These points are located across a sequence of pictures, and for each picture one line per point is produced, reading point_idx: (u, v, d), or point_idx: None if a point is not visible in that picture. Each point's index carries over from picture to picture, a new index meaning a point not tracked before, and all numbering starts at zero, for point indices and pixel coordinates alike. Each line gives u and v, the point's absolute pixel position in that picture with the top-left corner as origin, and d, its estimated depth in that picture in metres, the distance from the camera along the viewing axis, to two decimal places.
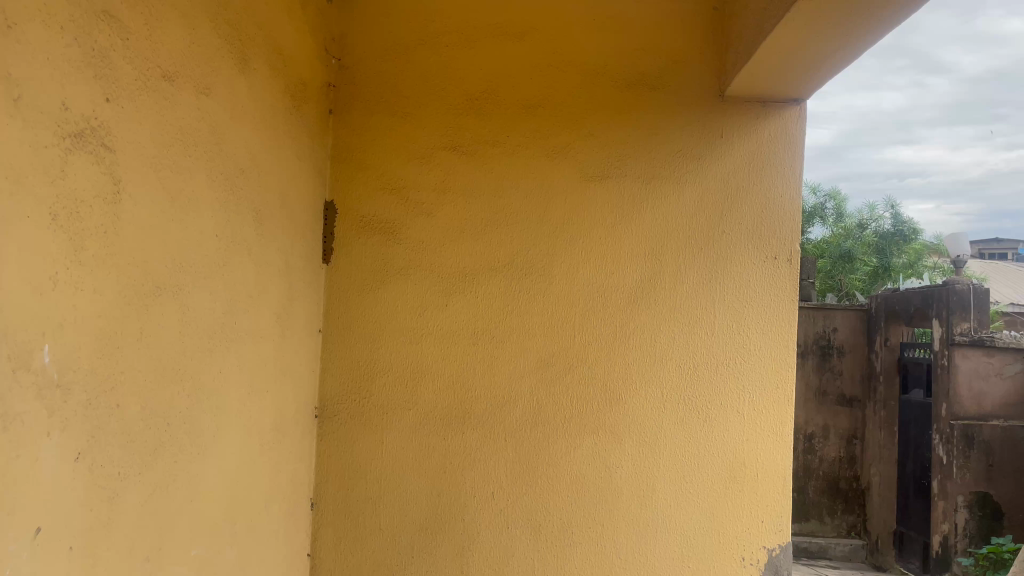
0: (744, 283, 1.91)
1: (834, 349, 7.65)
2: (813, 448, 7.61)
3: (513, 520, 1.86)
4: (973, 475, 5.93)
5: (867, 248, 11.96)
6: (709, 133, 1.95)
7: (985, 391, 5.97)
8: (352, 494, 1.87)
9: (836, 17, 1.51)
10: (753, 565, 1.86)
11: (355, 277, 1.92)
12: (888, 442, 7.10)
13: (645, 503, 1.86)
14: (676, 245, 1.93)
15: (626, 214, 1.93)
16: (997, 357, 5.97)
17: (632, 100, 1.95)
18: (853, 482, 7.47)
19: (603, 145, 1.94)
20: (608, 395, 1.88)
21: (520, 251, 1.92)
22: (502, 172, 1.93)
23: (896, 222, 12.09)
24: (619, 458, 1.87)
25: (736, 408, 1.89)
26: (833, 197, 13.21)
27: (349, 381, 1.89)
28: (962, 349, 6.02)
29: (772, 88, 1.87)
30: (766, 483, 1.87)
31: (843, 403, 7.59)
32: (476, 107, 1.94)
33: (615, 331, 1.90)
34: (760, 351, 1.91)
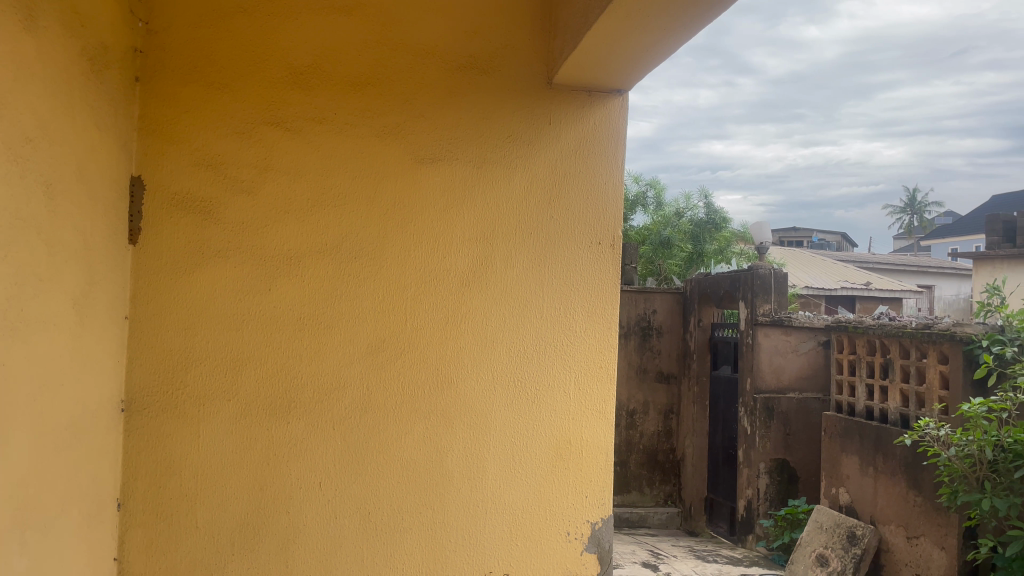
0: (572, 267, 1.92)
1: (653, 330, 8.08)
2: (635, 424, 8.05)
3: (340, 508, 1.74)
4: (773, 443, 6.49)
5: (683, 235, 12.74)
6: (537, 119, 1.92)
7: (783, 366, 6.53)
8: (165, 491, 1.68)
9: (654, 13, 1.49)
10: (577, 540, 1.88)
11: (163, 262, 1.71)
12: (700, 415, 7.68)
13: (475, 485, 1.82)
14: (507, 233, 1.88)
15: (459, 197, 1.86)
16: (793, 335, 6.54)
17: (462, 83, 1.88)
18: (670, 454, 8.06)
19: (434, 126, 1.85)
20: (438, 378, 1.82)
21: (348, 234, 1.79)
22: (330, 149, 1.79)
23: (709, 212, 12.98)
24: (447, 446, 1.81)
25: (563, 386, 1.89)
26: (653, 186, 13.98)
27: (161, 378, 1.69)
28: (764, 328, 6.60)
29: (596, 77, 1.87)
30: (590, 459, 1.89)
31: (661, 379, 8.09)
32: (300, 80, 1.79)
33: (448, 318, 1.83)
34: (584, 333, 1.92)
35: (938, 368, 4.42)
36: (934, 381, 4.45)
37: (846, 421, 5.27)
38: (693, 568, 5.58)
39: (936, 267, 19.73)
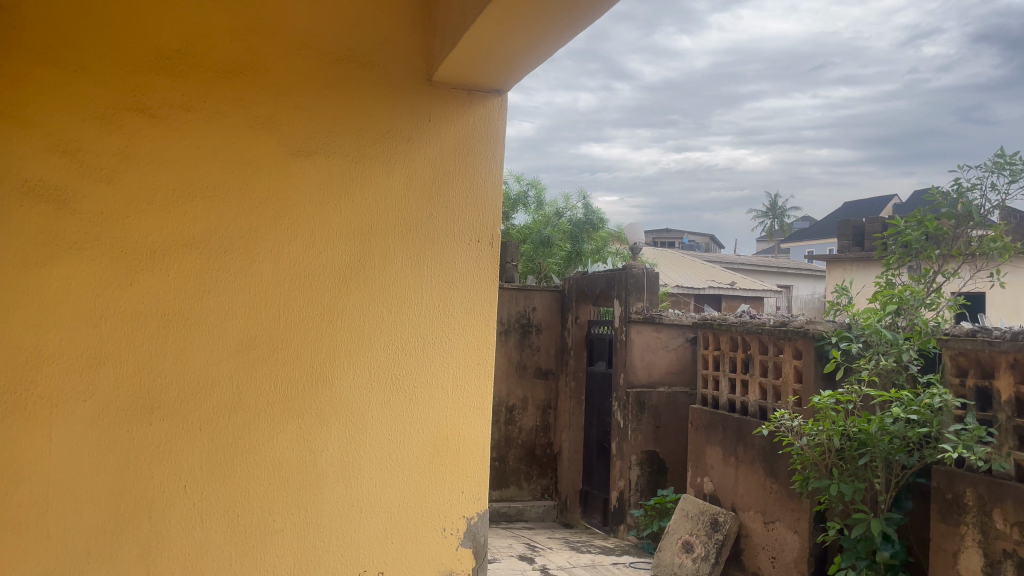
0: (451, 264, 1.93)
1: (532, 327, 8.19)
2: (513, 419, 8.12)
3: (207, 512, 1.68)
4: (644, 436, 6.74)
5: (562, 234, 13.00)
6: (416, 115, 1.92)
7: (654, 362, 6.79)
8: (11, 500, 1.56)
9: (532, 15, 1.52)
10: (452, 535, 1.91)
11: (9, 253, 1.58)
12: (576, 410, 7.90)
13: (351, 484, 1.80)
14: (385, 229, 1.87)
15: (335, 191, 1.83)
16: (664, 331, 6.84)
17: (340, 76, 1.84)
18: (547, 448, 8.21)
19: (310, 118, 1.81)
20: (313, 376, 1.78)
21: (217, 227, 1.72)
22: (199, 138, 1.72)
23: (587, 212, 13.33)
24: (322, 446, 1.78)
25: (441, 383, 1.90)
26: (534, 186, 14.17)
27: (7, 378, 1.57)
28: (637, 325, 6.83)
29: (476, 76, 1.89)
30: (466, 454, 1.93)
31: (540, 375, 8.22)
32: (167, 66, 1.70)
33: (324, 315, 1.80)
34: (461, 330, 1.94)
35: (793, 363, 4.73)
36: (789, 375, 4.76)
37: (710, 414, 5.52)
38: (567, 559, 5.71)
39: (794, 269, 21.08)
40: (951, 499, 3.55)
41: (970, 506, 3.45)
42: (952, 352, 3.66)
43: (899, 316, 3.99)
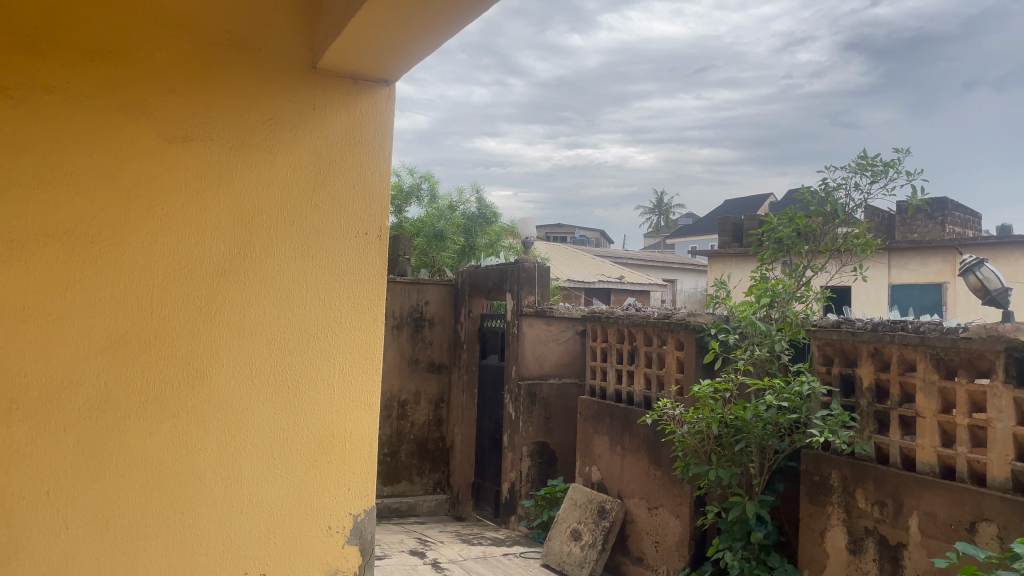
0: (337, 256, 1.90)
1: (425, 321, 8.14)
2: (406, 414, 8.05)
3: (73, 518, 1.58)
4: (535, 427, 6.83)
5: (456, 228, 12.96)
6: (300, 104, 1.87)
7: (545, 355, 6.89)
8: None
9: (419, 6, 1.51)
10: (338, 533, 1.88)
11: None
12: (469, 403, 7.90)
13: (230, 484, 1.74)
14: (267, 220, 1.82)
15: (214, 181, 1.76)
16: (554, 324, 6.92)
17: (219, 61, 1.77)
18: (439, 442, 8.19)
19: (186, 104, 1.74)
20: (191, 372, 1.71)
21: (84, 217, 1.62)
22: (63, 122, 1.61)
23: (480, 206, 13.37)
24: (199, 446, 1.71)
25: (326, 379, 1.87)
26: (428, 179, 14.06)
27: None
28: (529, 318, 6.89)
29: (361, 65, 1.86)
30: (353, 450, 1.90)
31: (433, 369, 8.18)
32: (25, 43, 1.58)
33: (202, 308, 1.73)
34: (348, 323, 1.90)
35: (676, 354, 4.91)
36: (672, 365, 4.94)
37: (598, 404, 5.65)
38: (458, 552, 5.72)
39: (679, 263, 21.87)
40: (818, 481, 3.78)
41: (835, 487, 3.68)
42: (819, 342, 3.88)
43: (772, 309, 4.21)
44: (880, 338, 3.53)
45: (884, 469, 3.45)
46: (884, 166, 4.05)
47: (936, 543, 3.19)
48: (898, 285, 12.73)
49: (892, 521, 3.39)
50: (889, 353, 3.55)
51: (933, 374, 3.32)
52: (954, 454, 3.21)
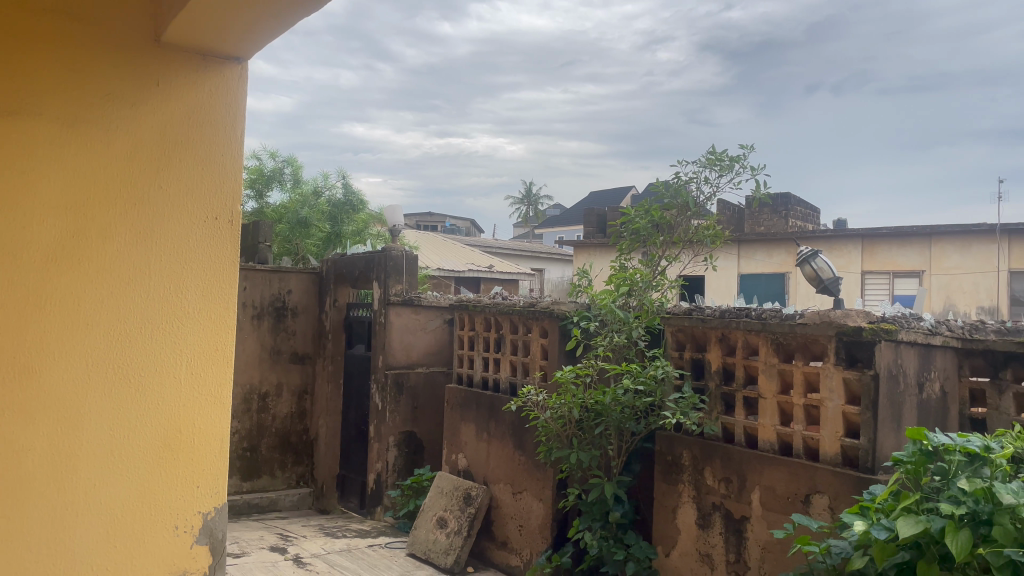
0: (184, 242, 1.80)
1: (287, 310, 7.88)
2: (266, 407, 7.77)
3: None
4: (401, 417, 6.79)
5: (321, 215, 12.63)
6: (142, 79, 1.76)
7: (412, 344, 6.84)
8: None
9: None
10: (186, 533, 1.79)
11: None
12: (334, 394, 7.75)
13: (65, 486, 1.62)
14: (104, 202, 1.70)
15: (44, 159, 1.62)
16: (422, 313, 6.88)
17: (49, 28, 1.64)
18: (303, 435, 7.98)
19: (11, 74, 1.59)
20: (18, 367, 1.58)
21: None
22: None
23: (347, 192, 13.10)
24: (27, 445, 1.58)
25: (172, 372, 1.77)
26: (291, 163, 13.59)
27: None
28: (396, 308, 6.81)
29: (209, 40, 1.78)
30: (203, 446, 1.82)
31: (296, 360, 7.95)
32: None
33: (30, 297, 1.59)
34: (196, 313, 1.81)
35: (540, 342, 5.00)
36: (537, 352, 5.03)
37: (464, 392, 5.67)
38: (321, 546, 5.59)
39: (546, 253, 22.29)
40: (671, 461, 3.97)
41: (686, 466, 3.88)
42: (672, 329, 4.08)
43: (630, 297, 4.36)
44: (727, 325, 3.74)
45: (730, 448, 3.67)
46: (730, 161, 4.28)
47: (774, 516, 3.42)
48: (747, 275, 13.50)
49: (737, 496, 3.61)
50: (735, 339, 3.77)
51: (774, 357, 3.56)
52: (791, 431, 3.46)
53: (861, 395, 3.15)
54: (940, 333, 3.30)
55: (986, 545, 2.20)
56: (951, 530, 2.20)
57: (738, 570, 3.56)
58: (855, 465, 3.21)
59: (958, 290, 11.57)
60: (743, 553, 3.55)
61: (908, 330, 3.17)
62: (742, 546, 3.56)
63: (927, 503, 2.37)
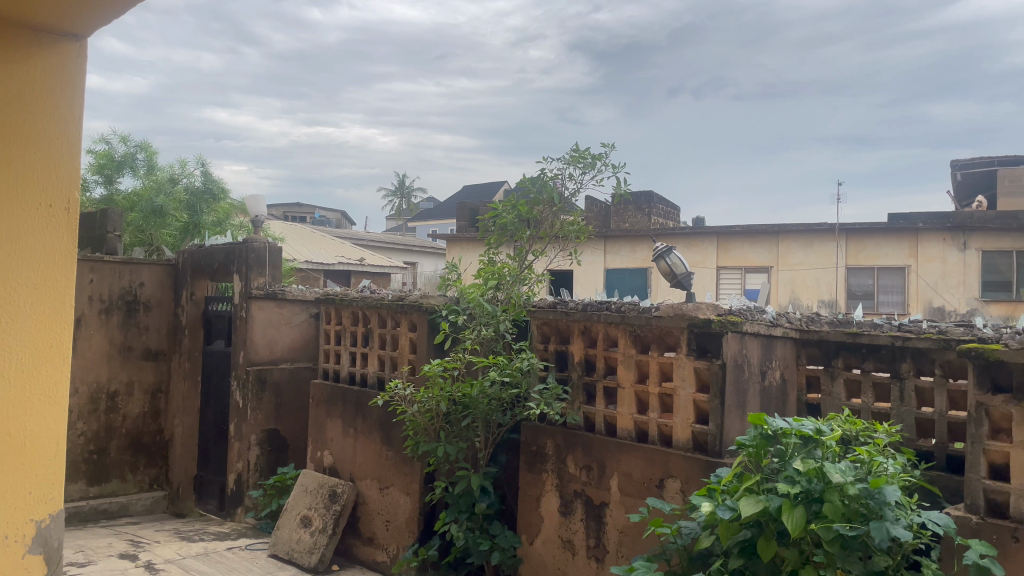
0: (14, 232, 1.68)
1: (139, 304, 7.45)
2: (116, 407, 7.32)
3: None
4: (264, 414, 6.55)
5: (178, 204, 11.99)
6: None
7: (275, 339, 6.63)
8: None
9: None
10: (18, 542, 1.68)
11: None
12: (191, 392, 7.39)
13: None
14: None
15: None
16: (287, 307, 6.69)
17: None
18: (157, 435, 7.58)
19: None
20: None
21: None
22: None
23: (206, 180, 12.51)
24: None
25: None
26: (145, 148, 12.84)
27: None
28: (258, 301, 6.60)
29: (42, 16, 1.67)
30: (37, 448, 1.71)
31: (149, 357, 7.53)
32: None
33: None
34: (27, 308, 1.70)
35: (409, 335, 4.97)
36: (405, 346, 5.00)
37: (330, 388, 5.56)
38: (176, 551, 5.34)
39: (419, 246, 22.14)
40: (535, 451, 4.05)
41: (549, 455, 3.97)
42: (538, 321, 4.16)
43: (498, 290, 4.43)
44: (588, 318, 3.85)
45: (590, 437, 3.79)
46: (592, 159, 4.41)
47: (631, 500, 3.57)
48: (613, 269, 13.95)
49: (597, 482, 3.74)
50: (597, 331, 3.89)
51: (632, 349, 3.70)
52: (647, 419, 3.62)
53: (710, 383, 3.34)
54: (780, 325, 3.56)
55: (817, 521, 2.39)
56: (786, 508, 2.37)
57: (598, 555, 3.68)
58: (704, 449, 3.40)
59: (802, 285, 12.43)
60: (602, 538, 3.67)
61: (750, 322, 3.39)
62: (601, 531, 3.68)
63: (767, 484, 2.54)
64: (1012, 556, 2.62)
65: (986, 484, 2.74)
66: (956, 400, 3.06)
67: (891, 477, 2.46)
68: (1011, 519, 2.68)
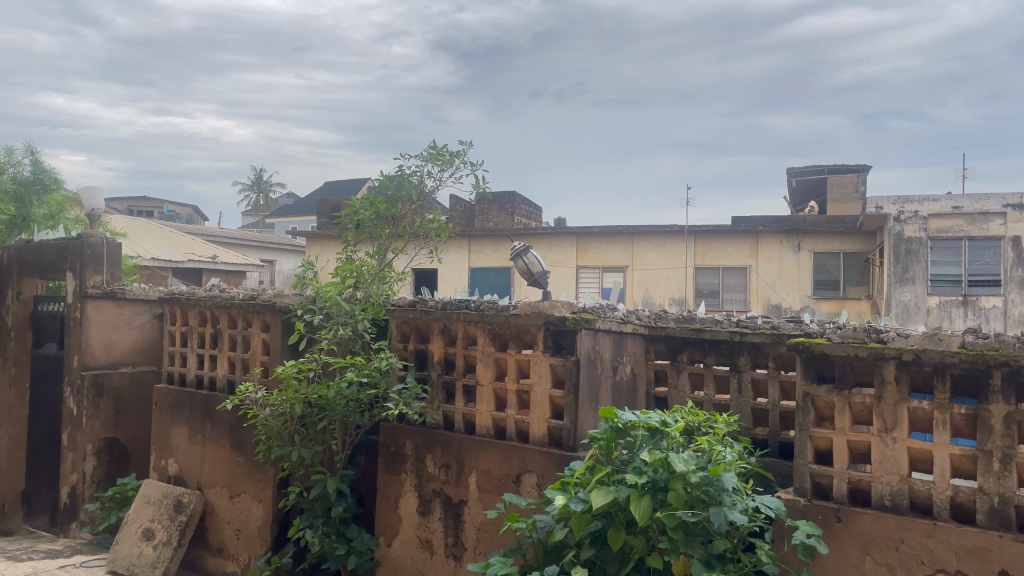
0: None
1: None
2: None
3: None
4: (102, 422, 6.13)
5: (3, 195, 10.93)
6: None
7: (114, 342, 6.20)
8: None
9: None
10: None
11: None
12: (19, 400, 6.81)
13: None
14: None
15: None
16: (128, 307, 6.28)
17: None
18: None
19: None
20: None
21: None
22: None
23: (36, 170, 11.50)
24: None
25: None
26: None
27: None
28: (95, 301, 6.14)
29: None
30: None
31: None
32: None
33: None
34: None
35: (262, 336, 4.79)
36: (257, 347, 4.82)
37: (176, 393, 5.25)
38: None
39: (277, 243, 21.37)
40: (394, 451, 4.01)
41: (408, 455, 3.95)
42: (396, 320, 4.13)
43: (356, 289, 4.34)
44: (447, 316, 3.85)
45: (449, 436, 3.79)
46: (451, 156, 4.42)
47: (489, 496, 3.61)
48: (476, 268, 14.03)
49: (456, 481, 3.74)
50: (456, 329, 3.90)
51: (490, 346, 3.74)
52: (505, 416, 3.67)
53: (565, 379, 3.42)
54: (631, 321, 3.68)
55: (662, 509, 2.51)
56: (634, 498, 2.47)
57: (456, 553, 3.68)
58: (559, 444, 3.49)
59: (655, 283, 12.98)
60: (460, 536, 3.68)
61: (603, 319, 3.50)
62: (459, 529, 3.69)
63: (617, 475, 2.63)
64: (835, 534, 2.85)
65: (812, 468, 2.96)
66: (787, 390, 3.29)
67: (729, 464, 2.61)
68: (833, 499, 2.92)
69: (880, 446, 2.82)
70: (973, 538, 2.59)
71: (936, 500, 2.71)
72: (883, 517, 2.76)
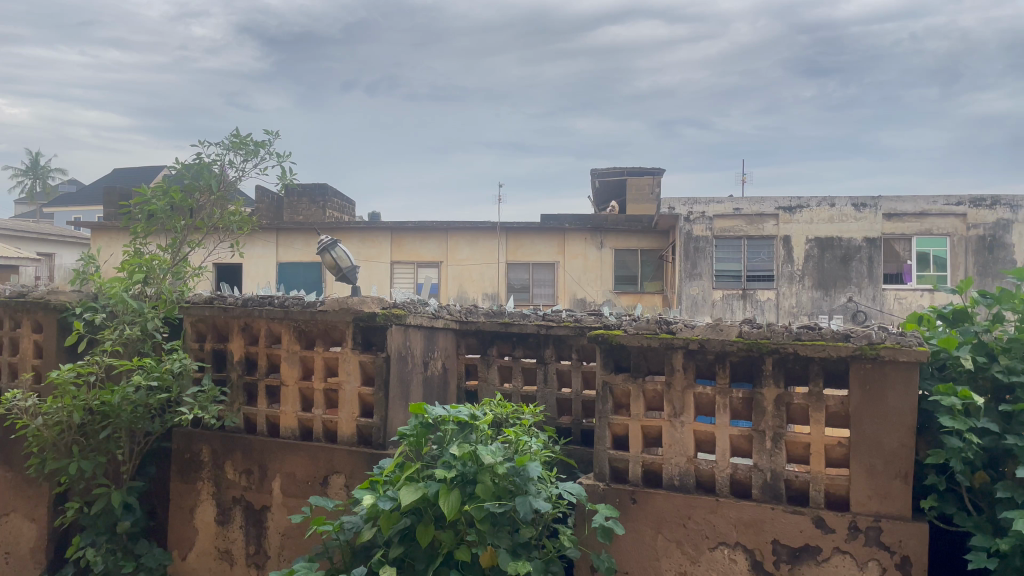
0: None
1: None
2: None
3: None
4: None
5: None
6: None
7: None
8: None
9: None
10: None
11: None
12: None
13: None
14: None
15: None
16: None
17: None
18: None
19: None
20: None
21: None
22: None
23: None
24: None
25: None
26: None
27: None
28: None
29: None
30: None
31: None
32: None
33: None
34: None
35: (33, 338, 4.31)
36: (28, 351, 4.33)
37: None
38: None
39: (56, 236, 19.36)
40: (189, 458, 3.76)
41: (205, 462, 3.71)
42: (191, 318, 3.89)
43: (146, 285, 4.01)
44: (248, 313, 3.66)
45: (251, 440, 3.61)
46: (255, 146, 4.21)
47: (294, 500, 3.48)
48: (285, 263, 13.50)
49: (258, 486, 3.58)
50: (258, 327, 3.72)
51: (296, 344, 3.60)
52: (312, 416, 3.55)
53: (375, 376, 3.37)
54: (442, 316, 3.69)
55: (470, 502, 2.53)
56: (442, 493, 2.48)
57: (258, 562, 3.52)
58: (368, 442, 3.44)
59: (469, 279, 13.15)
60: (263, 543, 3.52)
61: (413, 315, 3.49)
62: (261, 537, 3.53)
63: (425, 471, 2.62)
64: (630, 515, 3.02)
65: (610, 454, 3.12)
66: (589, 380, 3.45)
67: (534, 454, 2.69)
68: (629, 483, 3.10)
69: (670, 430, 3.03)
70: (749, 511, 2.85)
71: (718, 477, 2.96)
72: (672, 496, 2.96)
